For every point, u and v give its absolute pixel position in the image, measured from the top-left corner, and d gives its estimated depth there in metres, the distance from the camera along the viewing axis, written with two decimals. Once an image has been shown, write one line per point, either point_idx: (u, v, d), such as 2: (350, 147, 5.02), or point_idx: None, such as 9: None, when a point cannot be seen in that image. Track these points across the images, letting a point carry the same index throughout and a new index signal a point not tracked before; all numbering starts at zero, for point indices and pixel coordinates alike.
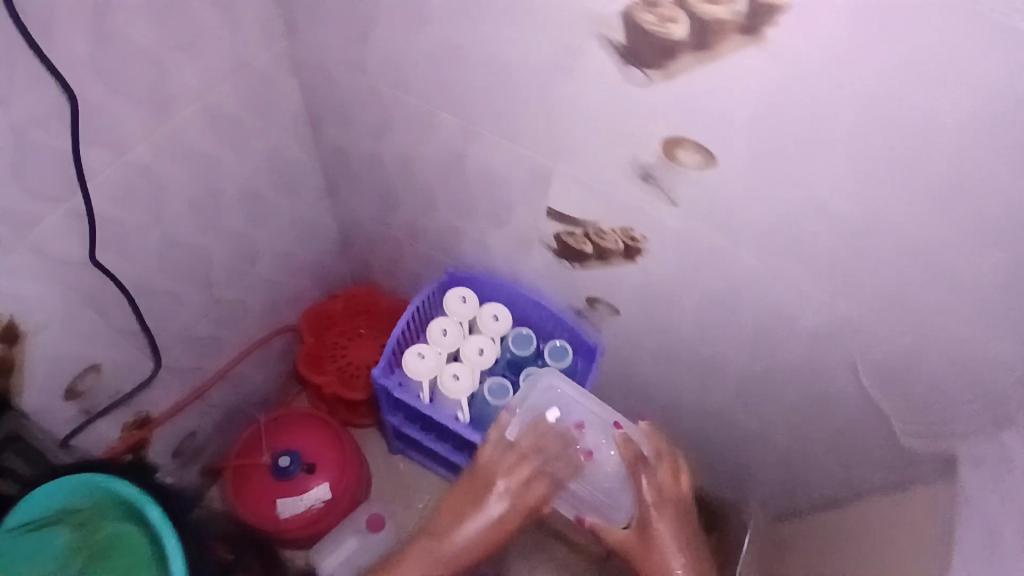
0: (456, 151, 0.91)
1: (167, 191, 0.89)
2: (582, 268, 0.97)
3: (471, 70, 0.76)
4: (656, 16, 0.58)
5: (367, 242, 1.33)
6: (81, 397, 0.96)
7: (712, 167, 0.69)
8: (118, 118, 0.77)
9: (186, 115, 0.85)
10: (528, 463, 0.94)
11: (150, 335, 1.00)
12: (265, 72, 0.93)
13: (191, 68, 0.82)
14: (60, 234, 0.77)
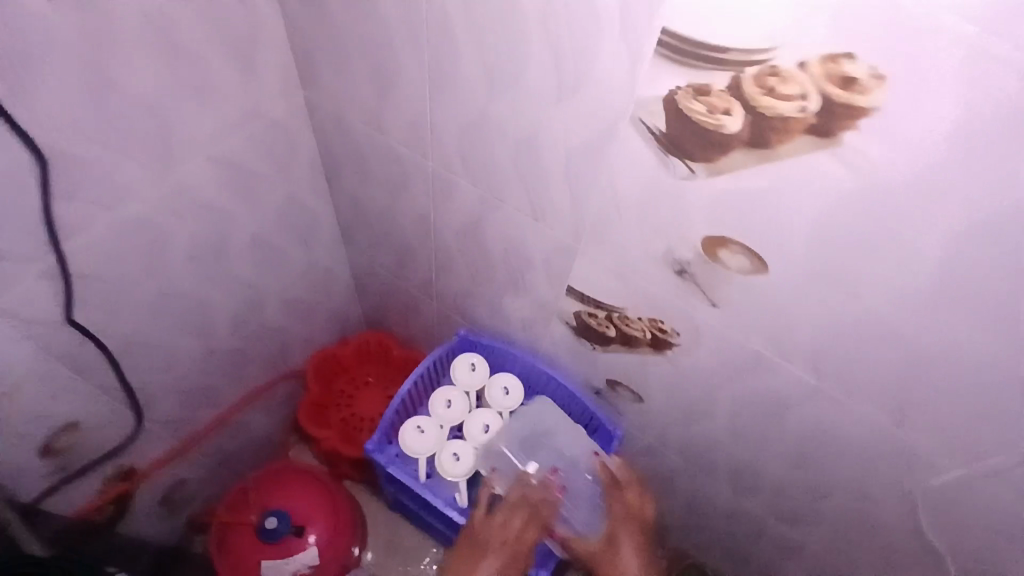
0: (474, 218, 0.84)
1: (165, 246, 0.83)
2: (604, 351, 0.87)
3: (494, 141, 0.69)
4: (706, 105, 0.49)
5: (380, 292, 1.26)
6: (56, 457, 0.89)
7: (760, 272, 0.59)
8: (113, 172, 0.71)
9: (190, 166, 0.80)
10: (520, 517, 0.90)
11: (132, 390, 0.94)
12: (279, 123, 0.88)
13: (199, 121, 0.77)
14: (36, 294, 0.71)
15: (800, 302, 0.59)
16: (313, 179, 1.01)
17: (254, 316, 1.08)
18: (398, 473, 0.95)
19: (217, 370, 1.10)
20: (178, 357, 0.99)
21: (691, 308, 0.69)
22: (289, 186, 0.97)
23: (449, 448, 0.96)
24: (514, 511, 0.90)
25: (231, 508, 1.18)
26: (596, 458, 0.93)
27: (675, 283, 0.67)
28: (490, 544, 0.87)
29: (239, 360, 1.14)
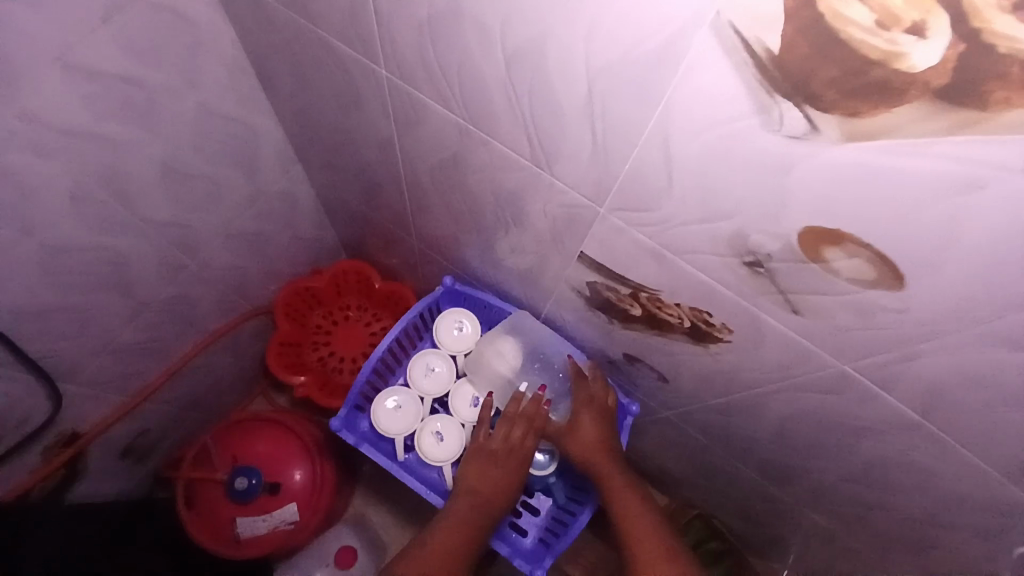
0: (452, 153, 0.60)
1: (34, 192, 0.62)
2: (622, 327, 0.68)
3: (472, 50, 0.44)
4: (881, 11, 0.25)
5: (352, 219, 1.04)
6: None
7: (887, 285, 0.38)
8: None
9: (41, 85, 0.56)
10: (519, 435, 0.77)
11: (40, 362, 0.77)
12: (170, 8, 0.61)
13: (28, 14, 0.51)
14: None
15: (939, 329, 0.39)
16: (240, 85, 0.75)
17: (192, 258, 0.89)
18: (371, 452, 0.79)
19: (160, 322, 0.92)
20: (99, 316, 0.81)
21: (756, 307, 0.48)
22: (206, 97, 0.72)
23: (430, 427, 0.81)
24: (512, 430, 0.77)
25: (196, 463, 1.06)
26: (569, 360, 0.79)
27: (737, 275, 0.46)
28: (493, 466, 0.75)
29: (187, 307, 0.96)
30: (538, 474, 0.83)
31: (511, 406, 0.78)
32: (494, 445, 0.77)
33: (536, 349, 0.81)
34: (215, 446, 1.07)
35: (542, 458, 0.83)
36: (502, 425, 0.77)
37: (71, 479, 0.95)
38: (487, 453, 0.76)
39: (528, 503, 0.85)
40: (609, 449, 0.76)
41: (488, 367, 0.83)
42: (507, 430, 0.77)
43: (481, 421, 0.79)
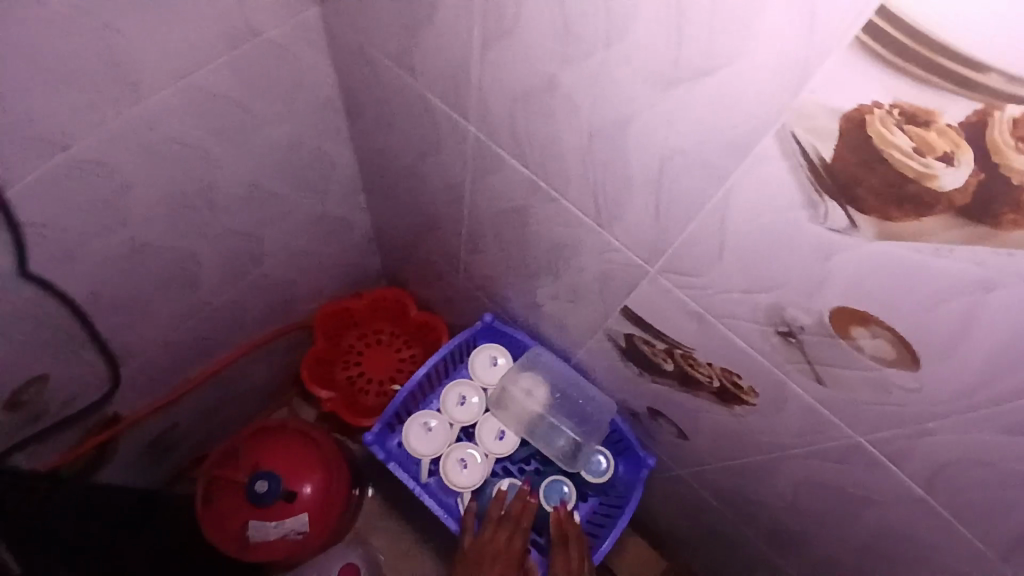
0: (519, 201, 0.67)
1: (138, 189, 0.69)
2: (652, 380, 0.73)
3: (557, 118, 0.51)
4: (914, 140, 0.31)
5: (401, 251, 1.11)
6: (24, 410, 0.81)
7: (906, 367, 0.43)
8: (51, 105, 0.55)
9: (160, 99, 0.62)
10: (505, 538, 0.78)
11: (107, 342, 0.83)
12: (287, 49, 0.69)
13: (162, 37, 0.57)
14: None
15: (948, 413, 0.43)
16: (331, 122, 0.84)
17: (254, 267, 0.95)
18: (397, 470, 0.84)
19: (212, 323, 0.99)
20: (162, 310, 0.87)
21: (785, 374, 0.53)
22: (299, 129, 0.80)
23: (455, 453, 0.84)
24: (497, 534, 0.78)
25: (221, 462, 1.10)
26: (598, 404, 0.84)
27: (770, 343, 0.51)
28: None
29: (238, 312, 1.02)
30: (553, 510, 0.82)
31: (498, 508, 0.80)
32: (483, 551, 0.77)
33: (560, 382, 0.85)
34: (242, 448, 1.11)
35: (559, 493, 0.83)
36: (489, 527, 0.79)
37: (96, 463, 0.99)
38: (475, 561, 0.77)
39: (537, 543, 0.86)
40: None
41: (514, 398, 0.87)
42: (493, 537, 0.78)
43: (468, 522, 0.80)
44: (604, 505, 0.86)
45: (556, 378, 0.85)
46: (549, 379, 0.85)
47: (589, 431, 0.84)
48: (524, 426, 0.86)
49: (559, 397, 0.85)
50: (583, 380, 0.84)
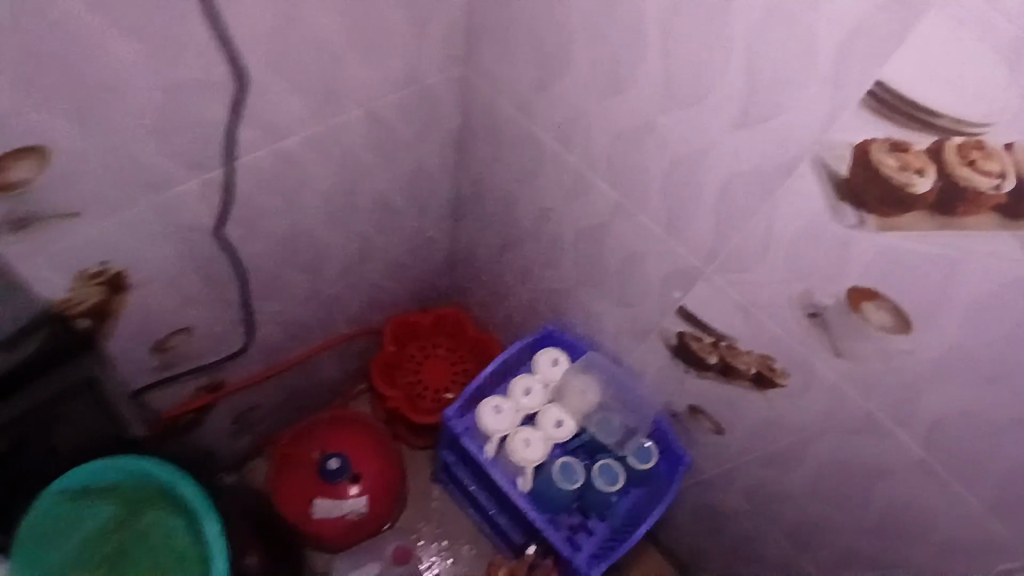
0: (605, 219, 0.85)
1: (310, 185, 0.85)
2: (696, 375, 0.88)
3: (647, 148, 0.71)
4: (899, 161, 0.51)
5: (469, 277, 1.29)
6: (163, 356, 0.91)
7: (902, 332, 0.60)
8: (283, 108, 0.73)
9: (345, 118, 0.81)
10: None
11: (250, 309, 0.97)
12: (435, 93, 0.89)
13: (365, 72, 0.77)
14: (192, 201, 0.74)
15: (937, 371, 0.59)
16: (444, 156, 1.03)
17: (360, 265, 1.10)
18: (468, 441, 0.98)
19: (322, 305, 1.11)
20: (290, 291, 1.00)
21: (811, 353, 0.69)
22: (423, 156, 0.99)
23: (520, 434, 0.98)
24: None
25: (293, 441, 1.21)
26: (644, 402, 0.99)
27: (802, 324, 0.68)
28: None
29: (337, 305, 1.14)
30: (606, 490, 0.95)
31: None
32: None
33: (611, 382, 1.01)
34: (313, 431, 1.22)
35: (609, 478, 0.96)
36: None
37: (192, 424, 1.08)
38: None
39: (583, 524, 0.98)
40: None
41: (572, 393, 1.00)
42: None
43: None
44: (643, 497, 0.99)
45: (607, 378, 1.01)
46: (603, 379, 1.01)
47: (635, 426, 0.99)
48: (580, 417, 1.00)
49: (610, 394, 1.01)
50: (632, 381, 0.99)
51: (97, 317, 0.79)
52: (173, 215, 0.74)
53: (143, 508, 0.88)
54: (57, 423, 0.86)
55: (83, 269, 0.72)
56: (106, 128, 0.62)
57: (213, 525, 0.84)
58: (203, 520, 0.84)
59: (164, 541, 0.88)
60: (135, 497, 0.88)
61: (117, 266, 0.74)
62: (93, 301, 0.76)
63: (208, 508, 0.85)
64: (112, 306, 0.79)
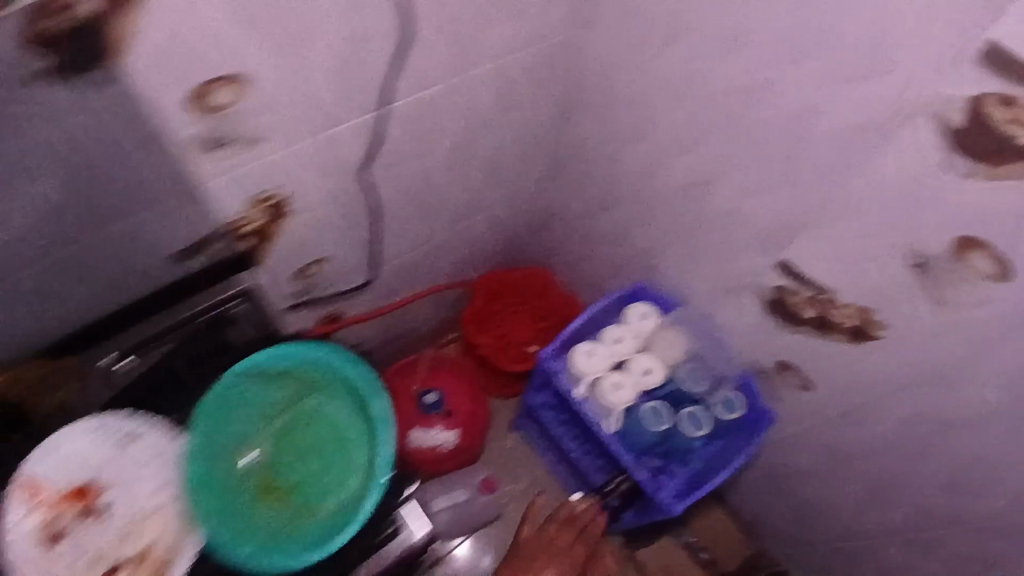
0: (716, 175, 0.87)
1: (439, 135, 0.91)
2: (791, 331, 0.93)
3: (769, 104, 0.74)
4: (1011, 116, 0.55)
5: (551, 242, 1.34)
6: (303, 283, 1.00)
7: (1005, 281, 0.64)
8: (430, 61, 0.78)
9: (479, 74, 0.86)
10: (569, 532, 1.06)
11: (377, 247, 1.05)
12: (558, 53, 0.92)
13: (503, 29, 0.81)
14: (350, 140, 0.81)
15: None
16: (552, 118, 1.05)
17: (464, 219, 1.15)
18: (563, 380, 1.06)
19: (427, 256, 1.18)
20: (402, 240, 1.08)
21: (915, 303, 0.74)
22: (536, 115, 1.01)
23: (611, 378, 1.05)
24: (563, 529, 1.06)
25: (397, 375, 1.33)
26: (730, 358, 1.05)
27: (908, 274, 0.73)
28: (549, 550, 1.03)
29: (440, 256, 1.21)
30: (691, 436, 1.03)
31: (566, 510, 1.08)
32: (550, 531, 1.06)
33: (697, 338, 1.08)
34: (413, 368, 1.33)
35: (695, 424, 1.03)
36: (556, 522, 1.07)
37: None
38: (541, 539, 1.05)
39: (666, 467, 1.06)
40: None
41: (659, 344, 1.08)
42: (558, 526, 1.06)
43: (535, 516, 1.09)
44: (723, 446, 1.07)
45: (694, 335, 1.08)
46: (690, 335, 1.08)
47: (720, 380, 1.07)
48: (666, 367, 1.07)
49: (696, 349, 1.08)
50: (718, 338, 1.06)
51: (258, 239, 0.86)
52: (333, 151, 0.81)
53: (311, 392, 0.85)
54: (222, 327, 0.83)
55: (257, 192, 0.79)
56: (293, 62, 0.67)
57: (381, 403, 0.84)
58: (371, 398, 0.85)
59: (326, 423, 0.85)
60: (303, 379, 0.84)
61: (287, 192, 0.82)
62: (258, 223, 0.83)
63: (375, 388, 0.85)
64: (272, 229, 0.86)
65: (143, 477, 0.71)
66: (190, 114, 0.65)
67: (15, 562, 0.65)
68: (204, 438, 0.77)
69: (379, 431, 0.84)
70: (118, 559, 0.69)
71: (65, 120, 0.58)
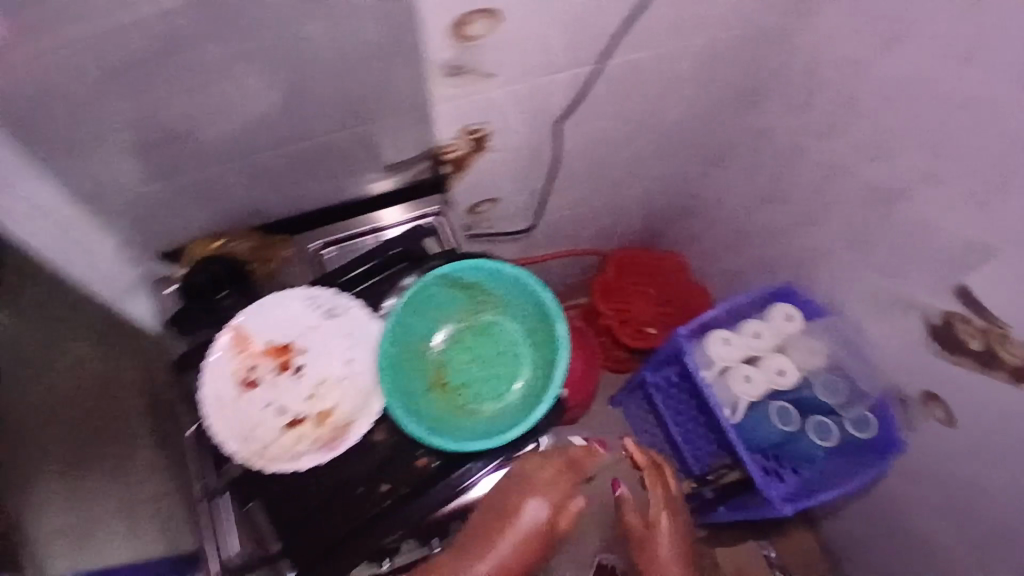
0: (905, 186, 0.84)
1: (633, 101, 0.95)
2: (947, 363, 0.89)
3: (986, 123, 0.70)
4: None
5: (693, 231, 1.34)
6: (473, 217, 1.08)
7: None
8: (657, 26, 0.82)
9: (690, 46, 0.89)
10: (558, 486, 0.71)
11: (546, 199, 1.11)
12: (766, 37, 0.92)
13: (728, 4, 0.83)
14: (560, 89, 0.86)
15: None
16: (736, 103, 1.04)
17: (625, 189, 1.19)
18: (694, 362, 1.08)
19: (578, 219, 1.22)
20: (568, 196, 1.13)
21: None
22: (726, 95, 1.02)
23: (742, 370, 1.09)
24: (552, 482, 0.71)
25: None
26: (870, 378, 1.03)
27: None
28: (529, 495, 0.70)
29: (591, 221, 1.25)
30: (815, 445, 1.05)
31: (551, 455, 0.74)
32: (537, 476, 0.71)
33: (837, 353, 1.06)
34: None
35: (822, 436, 1.05)
36: (537, 468, 0.72)
37: None
38: (522, 482, 0.71)
39: (778, 472, 1.07)
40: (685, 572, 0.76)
41: (796, 350, 1.09)
42: (546, 470, 0.72)
43: (510, 470, 0.73)
44: (841, 463, 1.07)
45: (834, 349, 1.07)
46: (830, 348, 1.07)
47: (853, 401, 1.05)
48: (798, 372, 1.09)
49: (834, 363, 1.07)
50: (859, 357, 1.03)
51: (455, 167, 0.94)
52: (540, 97, 0.86)
53: (494, 308, 0.84)
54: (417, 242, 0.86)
55: (469, 124, 0.86)
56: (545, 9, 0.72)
57: (559, 325, 0.77)
58: (548, 320, 0.79)
59: (506, 341, 0.84)
60: (481, 292, 0.82)
61: (492, 129, 0.88)
62: (461, 153, 0.91)
63: (557, 312, 0.77)
64: (469, 160, 0.93)
65: (335, 349, 0.80)
66: (443, 39, 0.71)
67: (222, 398, 0.77)
68: (393, 336, 0.78)
69: (556, 356, 0.77)
70: (303, 414, 0.78)
71: (352, 24, 0.66)
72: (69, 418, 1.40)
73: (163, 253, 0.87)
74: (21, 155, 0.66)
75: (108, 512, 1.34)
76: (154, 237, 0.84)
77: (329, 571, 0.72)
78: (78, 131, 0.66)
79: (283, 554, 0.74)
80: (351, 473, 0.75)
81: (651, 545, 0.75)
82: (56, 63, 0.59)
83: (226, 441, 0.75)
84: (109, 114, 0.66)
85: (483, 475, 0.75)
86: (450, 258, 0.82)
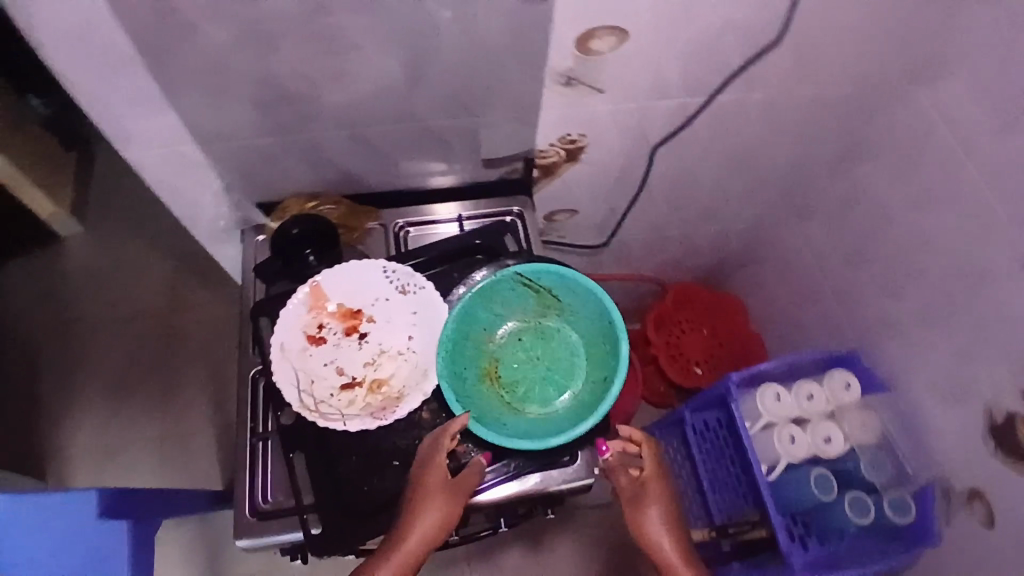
0: (995, 271, 0.82)
1: (730, 139, 0.96)
2: (1003, 463, 0.84)
3: None
4: None
5: (762, 279, 1.33)
6: (550, 224, 1.11)
7: None
8: (771, 69, 0.83)
9: (802, 96, 0.89)
10: (439, 478, 0.72)
11: (624, 219, 1.12)
12: (879, 101, 0.92)
13: (848, 62, 0.84)
14: (662, 114, 0.88)
15: None
16: (834, 160, 1.04)
17: (702, 225, 1.19)
18: (737, 412, 1.06)
19: (649, 245, 1.23)
20: (644, 221, 1.14)
21: None
22: (825, 150, 1.02)
23: (788, 429, 1.08)
24: (434, 477, 0.72)
25: None
26: (921, 463, 0.99)
27: None
28: (421, 496, 0.71)
29: (660, 250, 1.26)
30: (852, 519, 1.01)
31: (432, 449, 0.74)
32: (424, 477, 0.72)
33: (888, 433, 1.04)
34: None
35: (859, 511, 1.01)
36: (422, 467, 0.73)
37: None
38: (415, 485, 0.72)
39: (802, 538, 1.01)
40: (677, 532, 0.79)
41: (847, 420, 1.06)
42: (429, 466, 0.72)
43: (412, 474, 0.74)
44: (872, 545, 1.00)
45: (886, 429, 1.04)
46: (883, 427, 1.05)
47: (898, 483, 1.01)
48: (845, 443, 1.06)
49: (885, 442, 1.04)
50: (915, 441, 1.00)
51: (545, 173, 0.97)
52: (642, 119, 0.88)
53: (561, 315, 0.85)
54: (495, 236, 0.88)
55: (569, 133, 0.89)
56: (668, 36, 0.75)
57: (623, 345, 0.78)
58: (612, 339, 0.80)
59: (564, 349, 0.85)
60: (550, 298, 0.84)
61: (587, 141, 0.91)
62: (553, 160, 0.94)
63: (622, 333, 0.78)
64: (560, 168, 0.96)
65: (400, 324, 0.84)
66: (570, 47, 0.75)
67: (290, 347, 0.81)
68: (456, 324, 0.80)
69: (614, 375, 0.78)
70: (359, 378, 0.82)
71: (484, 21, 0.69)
72: (133, 338, 1.49)
73: (260, 205, 0.92)
74: (160, 91, 0.72)
75: (146, 435, 1.41)
76: (255, 188, 0.89)
77: (364, 534, 0.75)
78: (212, 78, 0.72)
79: (313, 507, 0.77)
80: (391, 444, 0.78)
81: (643, 501, 0.79)
82: (210, 11, 0.64)
83: (285, 388, 0.79)
84: (241, 64, 0.71)
85: (498, 481, 0.76)
86: (526, 259, 0.83)
